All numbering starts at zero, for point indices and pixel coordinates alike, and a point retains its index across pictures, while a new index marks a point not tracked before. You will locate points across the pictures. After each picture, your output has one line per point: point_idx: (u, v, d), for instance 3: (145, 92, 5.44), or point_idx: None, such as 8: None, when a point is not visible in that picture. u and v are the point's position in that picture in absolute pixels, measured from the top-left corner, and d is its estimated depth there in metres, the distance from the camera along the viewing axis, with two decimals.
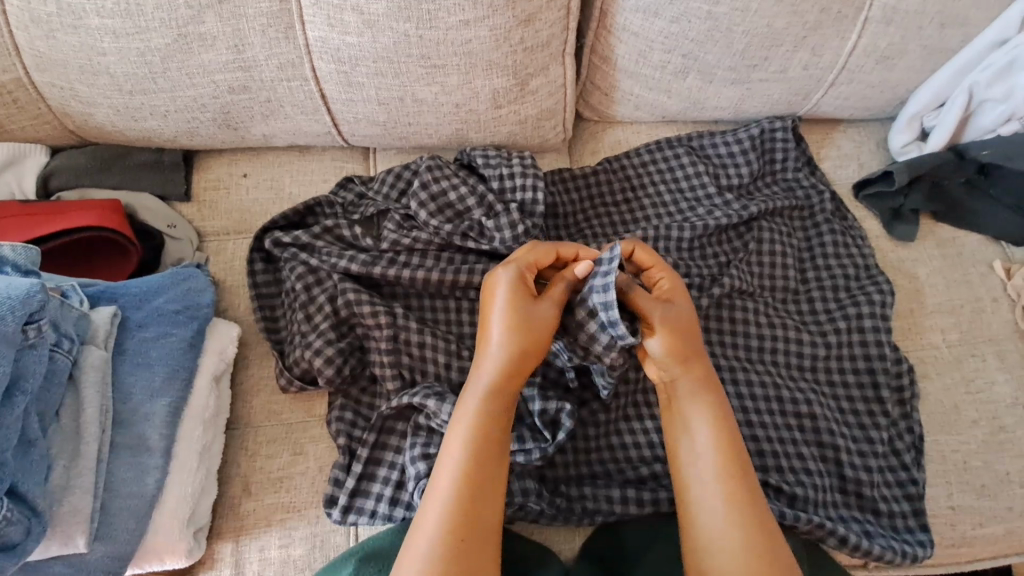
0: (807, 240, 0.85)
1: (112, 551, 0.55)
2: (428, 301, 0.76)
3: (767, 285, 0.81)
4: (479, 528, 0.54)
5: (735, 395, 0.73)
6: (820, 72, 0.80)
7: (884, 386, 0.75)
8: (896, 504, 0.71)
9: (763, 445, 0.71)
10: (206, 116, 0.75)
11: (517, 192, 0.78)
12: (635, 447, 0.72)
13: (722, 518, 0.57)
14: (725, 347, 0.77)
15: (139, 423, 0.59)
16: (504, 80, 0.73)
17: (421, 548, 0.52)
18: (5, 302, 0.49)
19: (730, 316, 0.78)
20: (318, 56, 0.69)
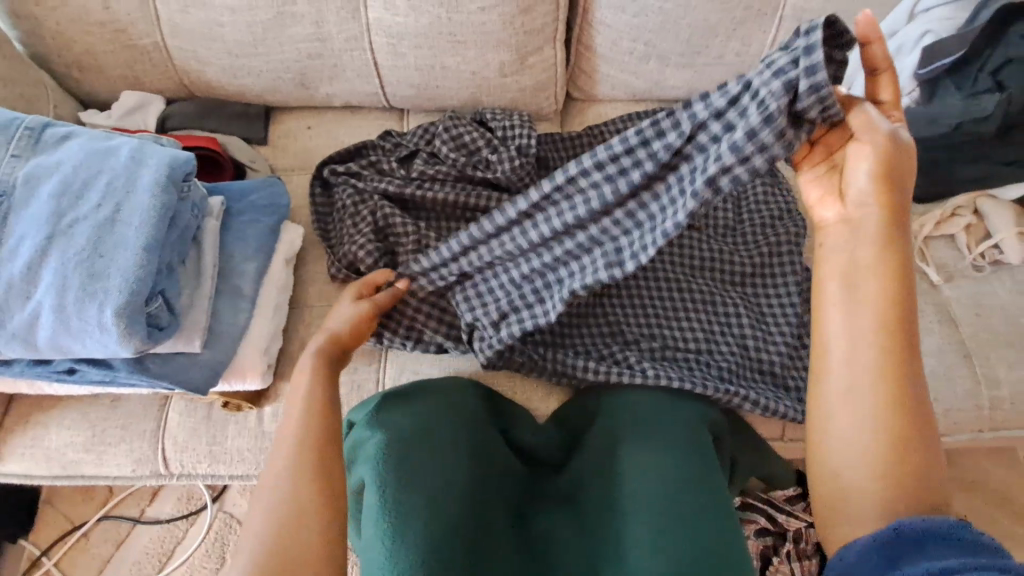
0: (744, 192, 1.08)
1: (216, 357, 0.78)
2: (444, 220, 0.99)
3: (710, 222, 1.04)
4: (327, 431, 0.64)
5: (679, 300, 0.97)
6: (750, 59, 1.04)
7: (796, 295, 0.97)
8: (804, 383, 0.94)
9: (698, 334, 0.95)
10: (287, 76, 1.01)
11: (516, 138, 1.01)
12: (600, 337, 0.96)
13: (844, 376, 0.62)
14: (676, 265, 1.00)
15: (237, 277, 0.83)
16: (509, 55, 0.98)
17: (283, 452, 0.62)
18: (176, 162, 0.72)
19: (680, 242, 1.01)
20: (374, 32, 0.95)
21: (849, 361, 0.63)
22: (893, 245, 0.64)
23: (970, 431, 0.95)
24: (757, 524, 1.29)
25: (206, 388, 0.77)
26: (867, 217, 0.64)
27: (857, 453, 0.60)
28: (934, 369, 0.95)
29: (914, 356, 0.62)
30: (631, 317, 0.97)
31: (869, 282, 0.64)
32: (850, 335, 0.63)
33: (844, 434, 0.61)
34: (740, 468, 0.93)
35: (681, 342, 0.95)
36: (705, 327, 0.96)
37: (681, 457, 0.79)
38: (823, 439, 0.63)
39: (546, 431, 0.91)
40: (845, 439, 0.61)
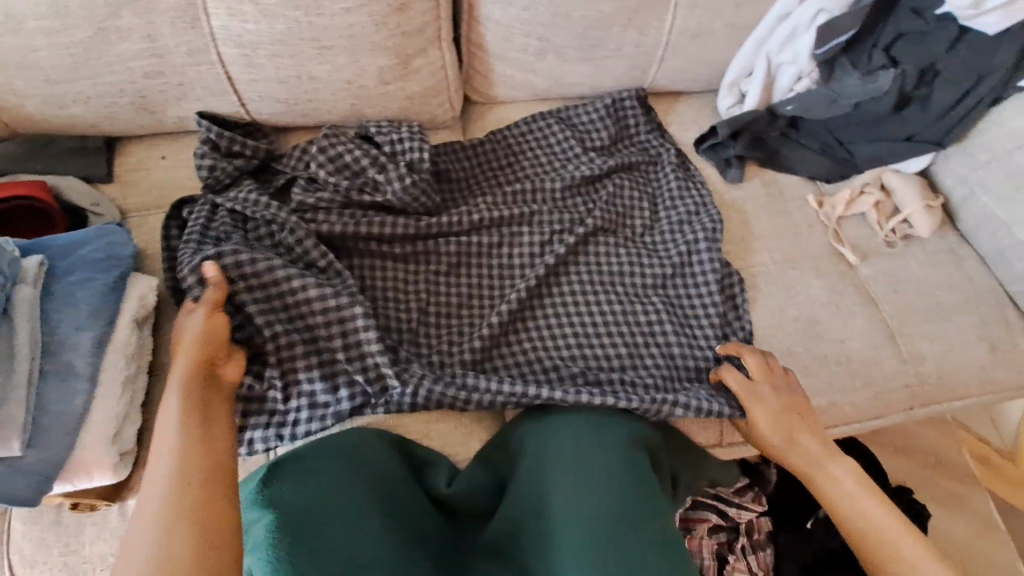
0: (657, 188, 1.03)
1: (44, 458, 0.63)
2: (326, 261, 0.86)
3: (625, 224, 0.99)
4: (214, 470, 0.58)
5: (598, 310, 0.91)
6: (650, 48, 0.99)
7: (717, 291, 0.92)
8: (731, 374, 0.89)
9: (620, 348, 0.89)
10: (125, 101, 0.85)
11: (407, 153, 0.90)
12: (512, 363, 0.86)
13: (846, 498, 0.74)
14: (593, 277, 0.93)
15: (67, 352, 0.67)
16: (388, 59, 0.87)
17: (147, 529, 0.51)
18: None
19: (594, 251, 0.95)
20: (222, 43, 0.81)
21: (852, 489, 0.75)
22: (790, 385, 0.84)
23: (903, 411, 0.92)
24: (710, 522, 1.23)
25: (34, 500, 0.62)
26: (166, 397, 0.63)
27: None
28: (863, 355, 0.93)
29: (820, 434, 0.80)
30: (552, 335, 0.89)
31: (813, 432, 0.80)
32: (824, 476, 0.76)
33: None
34: (685, 479, 0.87)
35: (604, 359, 0.88)
36: (629, 340, 0.89)
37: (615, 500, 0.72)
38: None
39: (469, 476, 0.81)
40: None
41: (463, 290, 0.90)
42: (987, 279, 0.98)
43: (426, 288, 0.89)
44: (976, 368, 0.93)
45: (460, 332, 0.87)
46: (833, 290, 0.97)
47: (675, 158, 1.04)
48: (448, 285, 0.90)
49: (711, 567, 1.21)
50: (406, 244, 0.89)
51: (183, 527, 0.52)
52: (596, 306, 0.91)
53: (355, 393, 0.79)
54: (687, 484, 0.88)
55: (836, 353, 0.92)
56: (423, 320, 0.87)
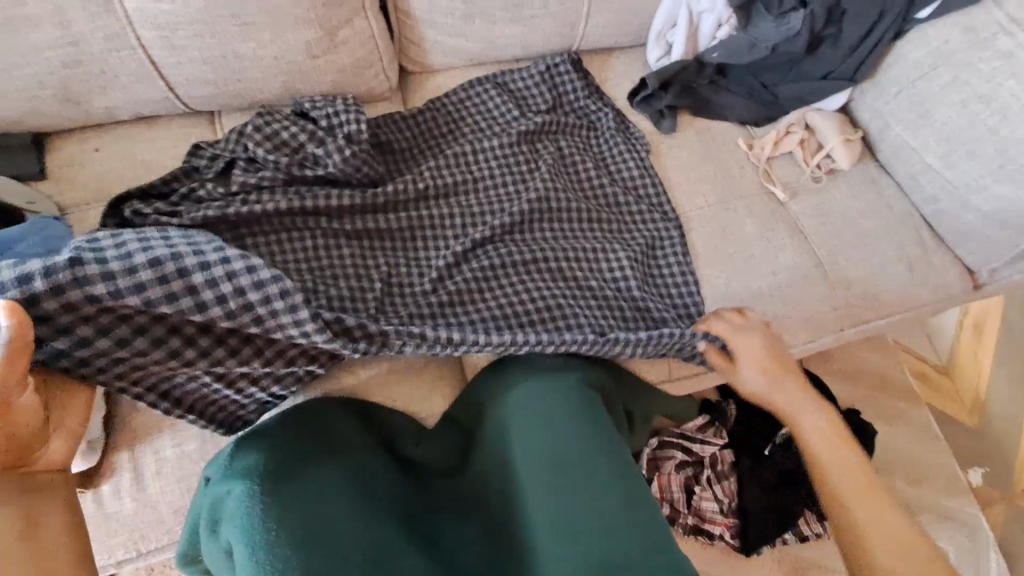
0: (618, 187, 1.03)
1: None
2: (276, 241, 0.86)
3: (576, 216, 0.99)
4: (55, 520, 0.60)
5: (521, 281, 0.92)
6: (576, 5, 1.01)
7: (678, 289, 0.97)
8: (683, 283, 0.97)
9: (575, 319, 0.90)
10: (46, 93, 0.83)
11: (343, 125, 0.91)
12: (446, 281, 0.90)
13: (865, 504, 0.74)
14: (534, 267, 0.94)
15: None
16: (313, 32, 0.87)
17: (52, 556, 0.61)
18: None
19: (535, 236, 0.97)
20: (139, 26, 0.80)
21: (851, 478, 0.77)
22: (852, 453, 0.80)
23: (833, 332, 1.01)
24: (676, 459, 1.31)
25: None
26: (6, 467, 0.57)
27: (880, 514, 0.74)
28: (794, 284, 0.99)
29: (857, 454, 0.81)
30: (519, 282, 0.92)
31: (827, 450, 0.81)
32: (846, 480, 0.77)
33: (861, 512, 0.74)
34: (637, 418, 0.94)
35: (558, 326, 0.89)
36: (591, 282, 0.94)
37: (579, 435, 0.78)
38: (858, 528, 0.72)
39: (431, 438, 0.88)
40: (878, 538, 0.70)
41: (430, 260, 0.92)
42: (904, 204, 1.05)
43: (390, 260, 0.90)
44: (895, 286, 1.01)
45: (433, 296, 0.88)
46: (765, 227, 1.03)
47: (636, 176, 1.04)
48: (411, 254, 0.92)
49: (680, 500, 1.31)
50: (356, 220, 0.90)
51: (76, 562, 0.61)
52: (554, 285, 0.93)
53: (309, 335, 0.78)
54: (641, 421, 0.95)
55: (770, 285, 0.98)
56: (390, 295, 0.88)
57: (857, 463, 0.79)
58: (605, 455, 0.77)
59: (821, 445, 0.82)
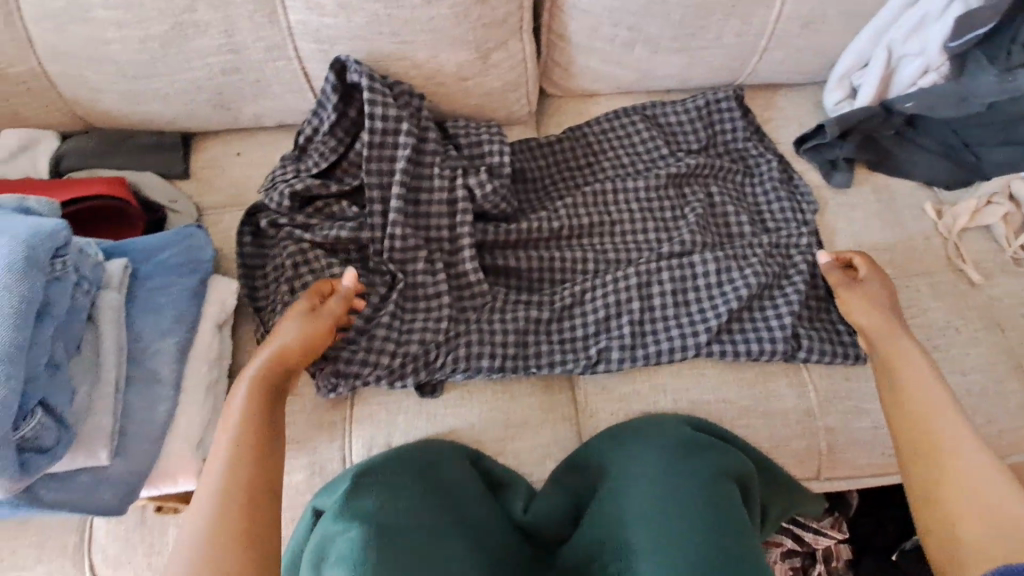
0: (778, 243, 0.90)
1: (132, 467, 0.63)
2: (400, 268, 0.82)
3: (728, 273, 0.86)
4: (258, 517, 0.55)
5: (657, 344, 0.82)
6: (752, 38, 0.90)
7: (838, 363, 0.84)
8: (842, 351, 0.83)
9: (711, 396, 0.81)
10: (202, 97, 0.83)
11: (487, 156, 0.87)
12: (574, 333, 0.83)
13: (968, 462, 0.59)
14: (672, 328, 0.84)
15: (151, 360, 0.67)
16: (467, 54, 0.82)
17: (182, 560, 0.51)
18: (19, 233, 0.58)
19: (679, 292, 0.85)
20: (300, 38, 0.78)
21: (974, 470, 0.58)
22: (936, 399, 0.65)
23: None
24: (784, 546, 1.14)
25: (122, 508, 0.62)
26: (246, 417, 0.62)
27: (965, 483, 0.58)
28: (985, 390, 0.82)
29: (956, 421, 0.62)
30: (652, 342, 0.82)
31: (916, 396, 0.66)
32: (959, 461, 0.59)
33: (951, 493, 0.58)
34: (774, 513, 0.79)
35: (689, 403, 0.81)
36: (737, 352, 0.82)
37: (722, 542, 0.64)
38: (942, 494, 0.58)
39: (543, 500, 0.75)
40: (971, 485, 0.57)
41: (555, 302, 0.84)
42: None
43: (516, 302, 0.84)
44: None
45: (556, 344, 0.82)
46: (954, 313, 0.86)
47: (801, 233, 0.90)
48: (536, 296, 0.85)
49: None
50: (485, 257, 0.86)
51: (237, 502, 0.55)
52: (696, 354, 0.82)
53: (428, 356, 0.79)
54: (776, 518, 0.80)
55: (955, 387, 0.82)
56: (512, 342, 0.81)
57: (940, 401, 0.65)
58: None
59: (913, 359, 0.70)
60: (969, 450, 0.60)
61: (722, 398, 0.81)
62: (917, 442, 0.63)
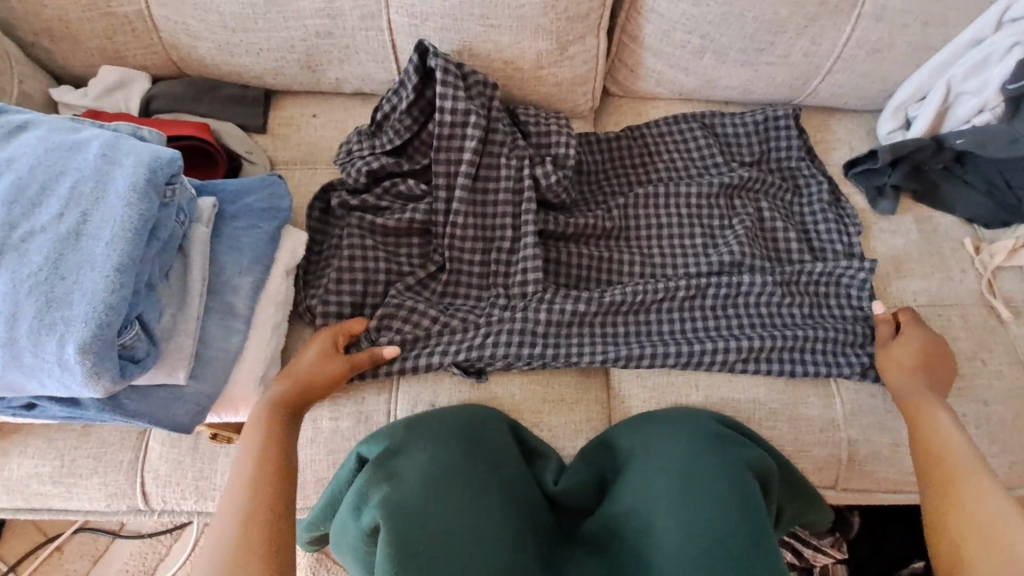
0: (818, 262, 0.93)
1: (204, 390, 0.67)
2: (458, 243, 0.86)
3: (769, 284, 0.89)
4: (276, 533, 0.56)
5: (693, 343, 0.86)
6: (818, 59, 0.93)
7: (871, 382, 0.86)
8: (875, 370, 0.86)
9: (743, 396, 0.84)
10: (292, 56, 0.88)
11: (552, 145, 0.91)
12: (616, 322, 0.87)
13: (986, 505, 0.60)
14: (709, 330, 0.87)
15: (229, 293, 0.71)
16: (548, 44, 0.86)
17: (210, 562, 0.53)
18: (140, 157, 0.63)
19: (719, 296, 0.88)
20: (394, 10, 0.83)
21: (991, 512, 0.59)
22: (954, 451, 0.67)
23: None
24: None
25: (190, 427, 0.66)
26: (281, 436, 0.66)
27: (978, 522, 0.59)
28: (1006, 421, 0.85)
29: (982, 475, 0.63)
30: (690, 341, 0.85)
31: (943, 449, 0.68)
32: (976, 503, 0.61)
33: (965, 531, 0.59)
34: (787, 514, 0.80)
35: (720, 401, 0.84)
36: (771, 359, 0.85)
37: None
38: (957, 530, 0.59)
39: (575, 472, 0.78)
40: (987, 521, 0.58)
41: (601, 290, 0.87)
42: None
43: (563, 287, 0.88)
44: None
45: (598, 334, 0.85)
46: (982, 345, 0.90)
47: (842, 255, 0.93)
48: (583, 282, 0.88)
49: None
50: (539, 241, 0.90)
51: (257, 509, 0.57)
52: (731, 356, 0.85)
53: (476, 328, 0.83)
54: (788, 520, 0.81)
55: (977, 415, 0.85)
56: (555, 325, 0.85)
57: (963, 454, 0.67)
58: (774, 550, 0.61)
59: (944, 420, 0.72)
60: (989, 495, 0.61)
61: (753, 399, 0.84)
62: (941, 490, 0.64)
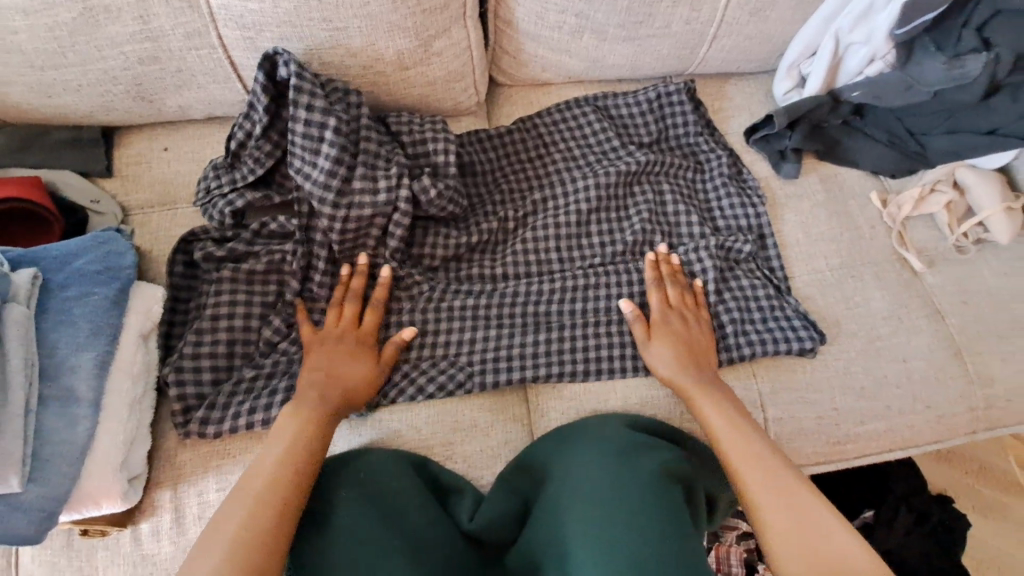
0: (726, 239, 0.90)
1: (46, 492, 0.59)
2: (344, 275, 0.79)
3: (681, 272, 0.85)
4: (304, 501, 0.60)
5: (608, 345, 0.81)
6: (701, 26, 0.89)
7: (794, 354, 0.83)
8: (796, 339, 0.83)
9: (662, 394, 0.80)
10: (119, 89, 0.78)
11: (432, 153, 0.84)
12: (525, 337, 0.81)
13: (783, 498, 0.62)
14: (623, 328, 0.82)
15: (67, 375, 0.63)
16: (407, 42, 0.78)
17: (231, 521, 0.56)
18: None
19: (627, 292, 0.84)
20: (223, 24, 0.73)
21: (785, 501, 0.62)
22: (745, 431, 0.69)
23: (963, 435, 0.85)
24: (739, 529, 1.06)
25: (39, 537, 0.59)
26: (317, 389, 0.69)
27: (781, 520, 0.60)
28: (925, 375, 0.84)
29: (768, 453, 0.67)
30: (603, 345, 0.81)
31: (732, 432, 0.69)
32: (782, 498, 0.62)
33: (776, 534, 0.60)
34: (723, 503, 0.78)
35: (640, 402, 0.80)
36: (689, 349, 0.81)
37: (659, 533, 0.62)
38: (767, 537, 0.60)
39: (495, 504, 0.72)
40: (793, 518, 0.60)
41: (503, 304, 0.82)
42: None
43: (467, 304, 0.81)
44: None
45: (504, 352, 0.80)
46: (898, 301, 0.88)
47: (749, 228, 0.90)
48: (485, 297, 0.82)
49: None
50: (432, 258, 0.84)
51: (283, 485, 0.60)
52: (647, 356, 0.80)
53: None
54: (725, 505, 0.79)
55: (898, 374, 0.84)
56: (459, 349, 0.79)
57: (752, 435, 0.69)
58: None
59: (727, 395, 0.73)
60: (784, 474, 0.64)
61: (674, 394, 0.81)
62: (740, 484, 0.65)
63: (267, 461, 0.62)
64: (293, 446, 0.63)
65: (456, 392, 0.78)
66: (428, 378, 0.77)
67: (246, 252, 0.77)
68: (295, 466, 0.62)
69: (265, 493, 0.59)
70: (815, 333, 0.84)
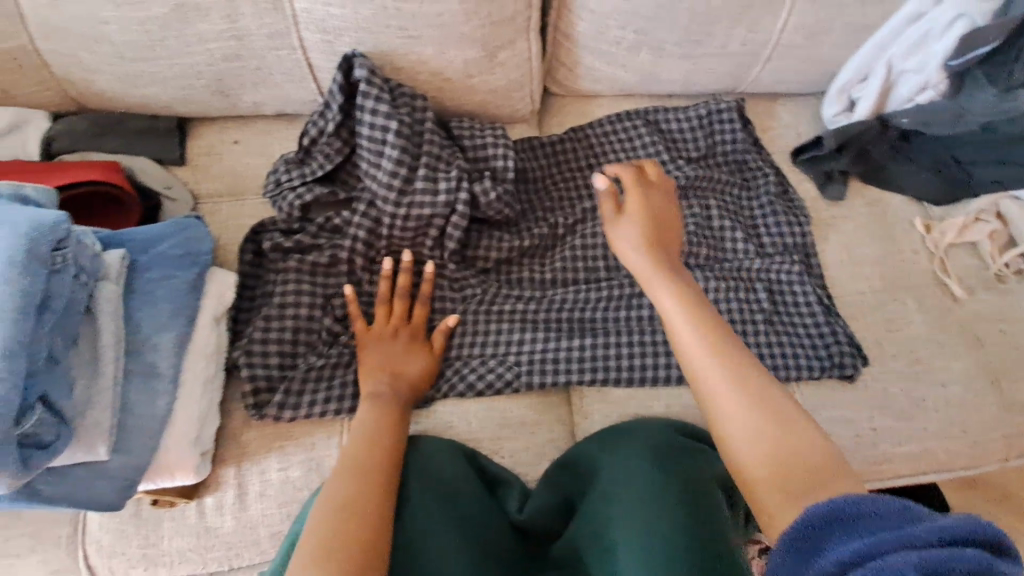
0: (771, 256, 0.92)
1: (128, 461, 0.63)
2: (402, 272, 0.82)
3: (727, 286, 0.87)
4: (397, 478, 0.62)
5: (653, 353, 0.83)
6: (756, 47, 0.91)
7: (833, 372, 0.85)
8: (835, 358, 0.85)
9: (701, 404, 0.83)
10: (200, 83, 0.82)
11: (491, 158, 0.87)
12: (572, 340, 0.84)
13: None
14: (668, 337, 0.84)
15: (149, 352, 0.67)
16: (475, 51, 0.81)
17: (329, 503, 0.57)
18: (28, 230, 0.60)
19: None
20: (304, 27, 0.77)
21: None
22: None
23: (999, 462, 0.86)
24: None
25: (119, 502, 0.63)
26: (384, 384, 0.72)
27: None
28: (962, 401, 0.85)
29: None
30: (648, 353, 0.83)
31: None
32: None
33: None
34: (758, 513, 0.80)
35: (680, 410, 0.82)
36: None
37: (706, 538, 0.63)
38: None
39: (538, 500, 0.74)
40: None
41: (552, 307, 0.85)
42: None
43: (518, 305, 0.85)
44: None
45: (552, 354, 0.82)
46: (938, 326, 0.90)
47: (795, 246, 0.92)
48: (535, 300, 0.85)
49: None
50: (485, 259, 0.87)
51: (372, 468, 0.61)
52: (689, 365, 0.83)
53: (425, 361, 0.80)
54: None
55: (936, 398, 0.85)
56: (508, 348, 0.82)
57: None
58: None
59: None
60: None
61: None
62: None
63: (351, 450, 0.64)
64: (374, 433, 0.66)
65: (504, 390, 0.81)
66: (478, 375, 0.80)
67: (311, 245, 0.81)
68: (383, 448, 0.64)
69: (357, 470, 0.61)
70: (855, 353, 0.86)
